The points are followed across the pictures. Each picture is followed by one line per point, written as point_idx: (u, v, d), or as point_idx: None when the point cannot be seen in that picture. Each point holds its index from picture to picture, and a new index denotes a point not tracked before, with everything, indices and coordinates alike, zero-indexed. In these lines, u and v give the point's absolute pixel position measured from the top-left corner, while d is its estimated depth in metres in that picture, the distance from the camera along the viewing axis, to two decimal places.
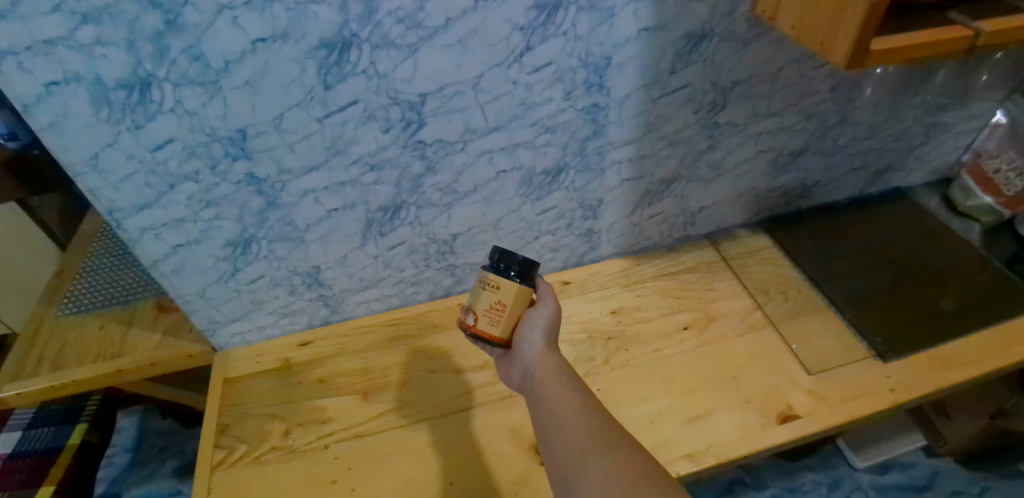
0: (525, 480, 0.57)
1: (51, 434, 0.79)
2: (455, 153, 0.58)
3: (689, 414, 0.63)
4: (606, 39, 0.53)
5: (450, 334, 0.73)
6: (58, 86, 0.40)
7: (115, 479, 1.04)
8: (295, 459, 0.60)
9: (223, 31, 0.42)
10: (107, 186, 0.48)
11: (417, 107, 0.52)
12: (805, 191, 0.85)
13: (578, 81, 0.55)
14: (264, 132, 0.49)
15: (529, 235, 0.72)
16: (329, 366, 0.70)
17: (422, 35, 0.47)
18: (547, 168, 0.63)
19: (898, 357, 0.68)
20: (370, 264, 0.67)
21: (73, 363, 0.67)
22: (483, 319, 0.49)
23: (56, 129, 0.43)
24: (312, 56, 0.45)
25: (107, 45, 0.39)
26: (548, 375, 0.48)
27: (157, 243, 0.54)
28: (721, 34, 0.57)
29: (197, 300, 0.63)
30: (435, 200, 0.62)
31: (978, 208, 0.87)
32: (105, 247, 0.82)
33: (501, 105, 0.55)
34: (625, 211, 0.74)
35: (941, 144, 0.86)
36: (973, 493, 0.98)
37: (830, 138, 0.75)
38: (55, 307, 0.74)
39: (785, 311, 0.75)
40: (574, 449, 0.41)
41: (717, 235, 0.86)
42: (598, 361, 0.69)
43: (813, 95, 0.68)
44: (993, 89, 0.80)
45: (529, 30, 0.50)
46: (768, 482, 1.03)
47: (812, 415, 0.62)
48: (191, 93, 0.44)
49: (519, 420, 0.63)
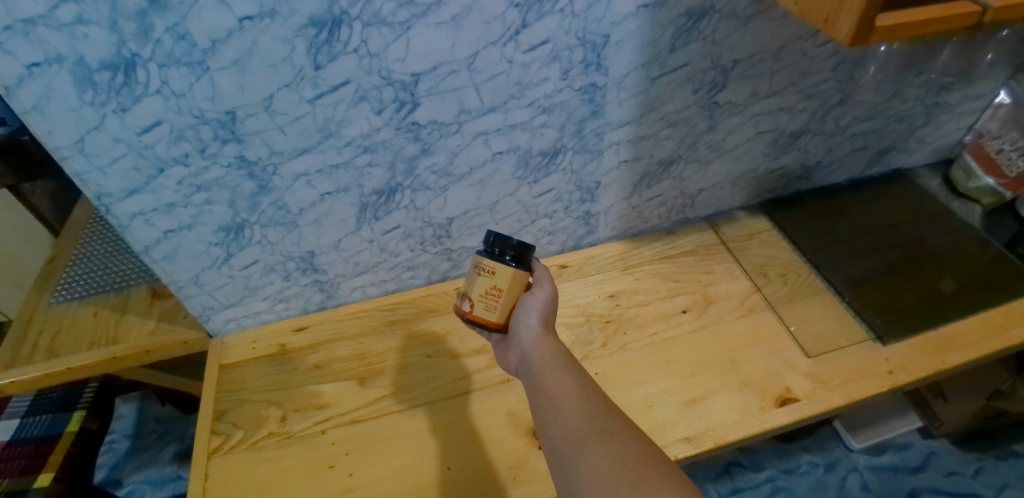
0: (523, 464, 0.57)
1: (49, 422, 0.79)
2: (450, 135, 0.57)
3: (687, 397, 0.62)
4: (603, 17, 0.51)
5: (447, 318, 0.73)
6: (40, 67, 0.39)
7: (115, 465, 1.05)
8: (293, 445, 0.60)
9: (209, 9, 0.40)
10: (93, 171, 0.47)
11: (410, 88, 0.51)
12: (805, 173, 0.84)
13: (575, 60, 0.54)
14: (254, 114, 0.48)
15: (526, 218, 0.71)
16: (325, 351, 0.69)
17: (414, 12, 0.46)
18: (544, 150, 0.62)
19: (897, 339, 0.68)
20: (365, 248, 0.66)
21: (67, 351, 0.66)
22: (479, 304, 0.48)
23: (40, 113, 0.41)
24: (300, 35, 0.44)
25: (88, 24, 0.38)
26: (546, 357, 0.47)
27: (147, 228, 0.53)
28: (722, 11, 0.55)
29: (190, 286, 0.62)
30: (430, 183, 0.61)
31: (979, 190, 0.86)
32: (97, 234, 0.80)
33: (497, 85, 0.54)
34: (623, 193, 0.73)
35: (943, 125, 0.85)
36: (967, 473, 0.99)
37: (832, 118, 0.74)
38: (47, 295, 0.73)
39: (784, 293, 0.75)
40: (573, 433, 0.41)
41: (717, 218, 0.85)
42: (596, 344, 0.69)
43: (815, 74, 0.66)
44: (998, 68, 0.78)
45: (525, 7, 0.48)
46: (764, 463, 1.03)
47: (810, 397, 0.62)
48: (177, 74, 0.43)
49: (516, 404, 0.63)
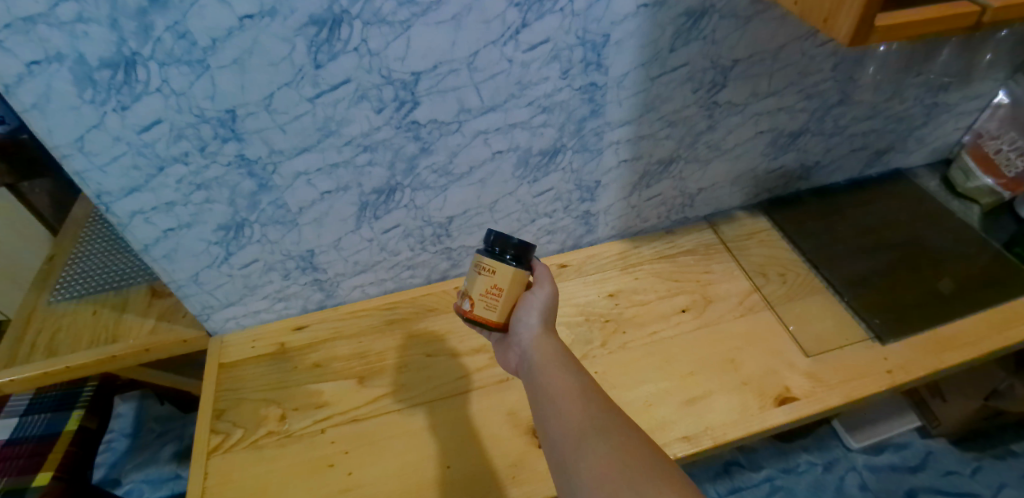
0: (523, 463, 0.57)
1: (47, 421, 0.79)
2: (450, 134, 0.57)
3: (687, 396, 0.63)
4: (603, 17, 0.51)
5: (447, 318, 0.73)
6: (40, 65, 0.39)
7: (115, 464, 1.05)
8: (293, 444, 0.60)
9: (210, 7, 0.40)
10: (93, 169, 0.47)
11: (410, 87, 0.51)
12: (804, 173, 0.84)
13: (575, 59, 0.54)
14: (254, 112, 0.48)
15: (526, 217, 0.71)
16: (325, 350, 0.69)
17: (415, 11, 0.46)
18: (544, 149, 0.62)
19: (896, 339, 0.68)
20: (365, 247, 0.66)
21: (66, 350, 0.66)
22: (479, 304, 0.49)
23: (40, 111, 0.41)
24: (301, 33, 0.44)
25: (88, 23, 0.38)
26: (546, 357, 0.47)
27: (146, 227, 0.53)
28: (722, 10, 0.55)
29: (189, 284, 0.62)
30: (430, 182, 0.61)
31: (978, 190, 0.86)
32: (97, 232, 0.80)
33: (497, 84, 0.54)
34: (623, 193, 0.73)
35: (942, 125, 0.85)
36: (966, 473, 0.99)
37: (831, 118, 0.74)
38: (46, 294, 0.73)
39: (783, 293, 0.75)
40: (572, 432, 0.41)
41: (717, 218, 0.85)
42: (595, 343, 0.69)
43: (814, 74, 0.66)
44: (996, 68, 0.78)
45: (525, 6, 0.48)
46: (763, 463, 1.04)
47: (810, 396, 0.62)
48: (177, 72, 0.43)
49: (516, 403, 0.63)
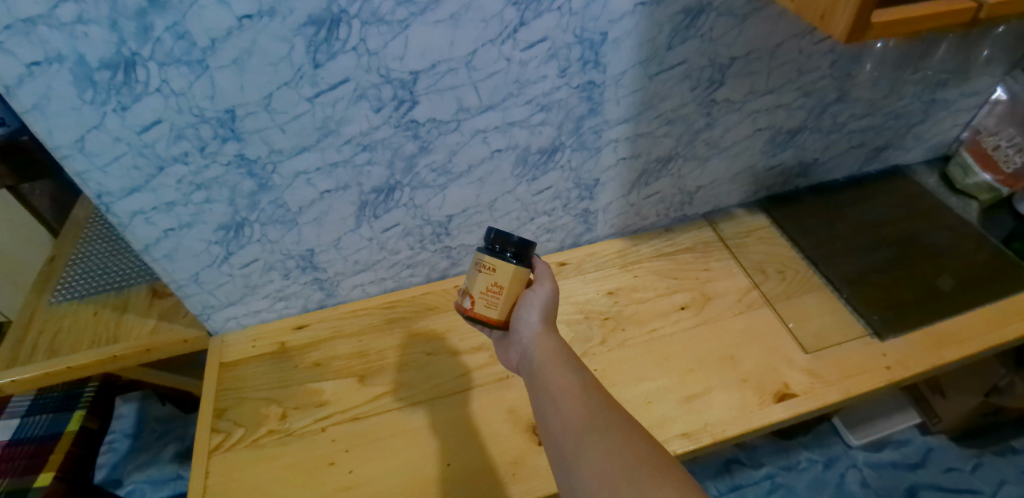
0: (523, 460, 0.57)
1: (49, 421, 0.79)
2: (449, 132, 0.57)
3: (686, 393, 0.63)
4: (601, 15, 0.52)
5: (447, 316, 0.73)
6: (40, 66, 0.39)
7: (116, 465, 1.05)
8: (294, 443, 0.60)
9: (209, 8, 0.40)
10: (94, 170, 0.47)
11: (409, 86, 0.51)
12: (803, 170, 0.84)
13: (573, 58, 0.54)
14: (254, 112, 0.48)
15: (525, 216, 0.71)
16: (325, 349, 0.70)
17: (413, 10, 0.46)
18: (542, 147, 0.63)
19: (894, 334, 0.68)
20: (365, 246, 0.67)
21: (68, 350, 0.66)
22: (480, 301, 0.49)
23: (40, 112, 0.42)
24: (300, 33, 0.44)
25: (88, 24, 0.38)
26: (546, 354, 0.48)
27: (147, 227, 0.54)
28: (720, 8, 0.55)
29: (190, 284, 0.62)
30: (428, 181, 0.61)
31: (976, 186, 0.86)
32: (97, 233, 0.80)
33: (495, 83, 0.54)
34: (622, 191, 0.73)
35: (940, 122, 0.85)
36: (966, 469, 0.99)
37: (829, 115, 0.75)
38: (47, 295, 0.74)
39: (782, 290, 0.75)
40: (573, 429, 0.41)
41: (715, 215, 0.85)
42: (595, 341, 0.69)
43: (811, 71, 0.67)
44: (994, 64, 0.78)
45: (522, 5, 0.48)
46: (763, 460, 1.04)
47: (809, 393, 0.63)
48: (177, 73, 0.43)
49: (516, 401, 0.63)
